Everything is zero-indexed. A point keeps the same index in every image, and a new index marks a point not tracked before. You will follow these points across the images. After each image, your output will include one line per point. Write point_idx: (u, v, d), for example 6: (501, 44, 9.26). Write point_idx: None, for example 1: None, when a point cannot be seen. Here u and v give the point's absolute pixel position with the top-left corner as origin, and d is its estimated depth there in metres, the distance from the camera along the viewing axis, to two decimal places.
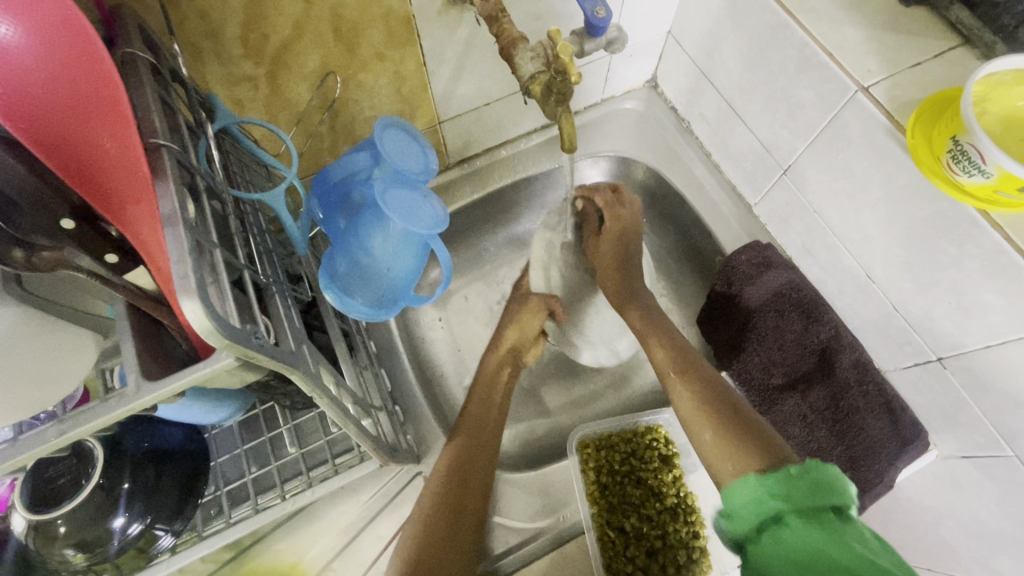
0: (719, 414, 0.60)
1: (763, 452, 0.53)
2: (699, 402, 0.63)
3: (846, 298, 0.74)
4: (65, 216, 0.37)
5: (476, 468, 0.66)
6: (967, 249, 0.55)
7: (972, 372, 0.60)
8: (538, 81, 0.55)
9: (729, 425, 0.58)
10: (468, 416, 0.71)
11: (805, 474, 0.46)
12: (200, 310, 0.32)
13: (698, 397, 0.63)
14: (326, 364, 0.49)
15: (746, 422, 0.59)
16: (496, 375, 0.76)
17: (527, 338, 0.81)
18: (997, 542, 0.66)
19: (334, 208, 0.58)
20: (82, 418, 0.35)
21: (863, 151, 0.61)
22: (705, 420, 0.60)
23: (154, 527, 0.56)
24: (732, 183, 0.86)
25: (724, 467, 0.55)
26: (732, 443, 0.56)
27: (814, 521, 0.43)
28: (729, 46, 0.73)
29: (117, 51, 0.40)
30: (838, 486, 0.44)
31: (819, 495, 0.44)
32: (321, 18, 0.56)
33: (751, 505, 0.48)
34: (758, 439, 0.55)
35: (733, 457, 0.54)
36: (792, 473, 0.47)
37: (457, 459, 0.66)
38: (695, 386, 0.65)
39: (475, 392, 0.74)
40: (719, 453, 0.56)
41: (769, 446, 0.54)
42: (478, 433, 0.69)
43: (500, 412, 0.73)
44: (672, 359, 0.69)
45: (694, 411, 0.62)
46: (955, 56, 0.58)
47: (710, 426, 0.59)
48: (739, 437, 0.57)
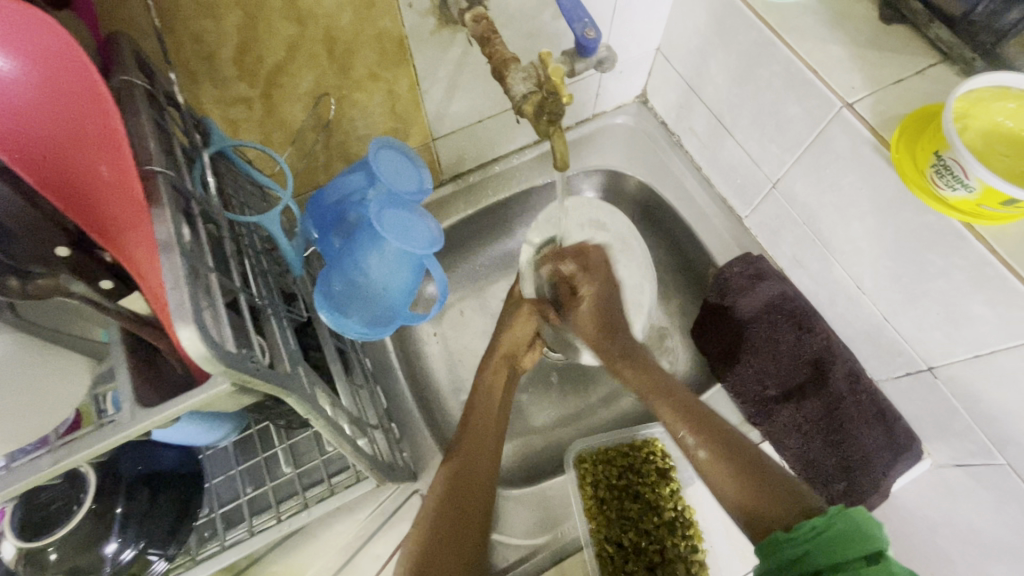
0: (734, 466, 0.59)
1: (795, 507, 0.53)
2: (715, 456, 0.61)
3: (837, 309, 0.75)
4: (62, 244, 0.37)
5: (472, 509, 0.63)
6: (954, 261, 0.56)
7: (962, 381, 0.61)
8: (530, 101, 0.55)
9: (747, 478, 0.57)
10: (466, 432, 0.69)
11: (835, 525, 0.46)
12: (195, 335, 0.32)
13: (713, 451, 0.61)
14: (321, 384, 0.49)
15: (766, 471, 0.58)
16: (491, 398, 0.74)
17: (521, 344, 0.80)
18: (991, 549, 0.66)
19: (329, 228, 0.58)
20: (75, 446, 0.35)
21: (850, 166, 0.62)
22: (724, 475, 0.59)
23: (148, 552, 0.55)
24: (722, 196, 0.87)
25: (757, 526, 0.54)
26: (757, 498, 0.55)
27: (851, 572, 0.44)
28: (717, 62, 0.75)
29: (114, 78, 0.40)
30: (867, 533, 0.45)
31: (851, 547, 0.45)
32: (315, 40, 0.57)
33: (787, 565, 0.48)
34: (781, 491, 0.55)
35: (768, 517, 0.53)
36: (821, 523, 0.47)
37: (449, 493, 0.63)
38: (709, 439, 0.62)
39: (470, 425, 0.70)
40: (750, 509, 0.55)
41: (791, 495, 0.54)
42: (474, 470, 0.66)
43: (490, 446, 0.69)
44: (676, 411, 0.66)
45: (715, 471, 0.60)
46: (935, 73, 0.59)
47: (728, 482, 0.58)
48: (766, 491, 0.55)
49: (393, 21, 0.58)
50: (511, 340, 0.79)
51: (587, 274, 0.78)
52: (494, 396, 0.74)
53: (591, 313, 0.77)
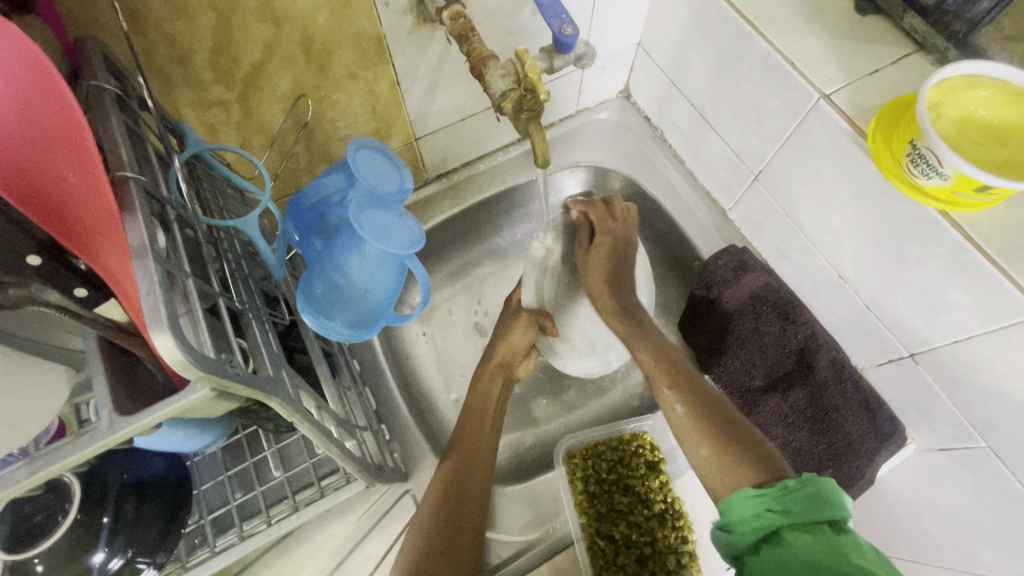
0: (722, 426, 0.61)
1: (761, 468, 0.55)
2: (691, 413, 0.63)
3: (820, 298, 0.76)
4: (32, 252, 0.37)
5: (464, 510, 0.64)
6: (932, 248, 0.56)
7: (942, 366, 0.62)
8: (510, 98, 0.56)
9: (731, 443, 0.59)
10: (461, 434, 0.71)
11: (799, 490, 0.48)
12: (170, 341, 0.32)
13: (690, 409, 0.63)
14: (307, 387, 0.48)
15: (740, 434, 0.60)
16: (485, 413, 0.74)
17: (517, 352, 0.81)
18: (975, 530, 0.67)
19: (309, 230, 0.57)
20: (53, 456, 0.34)
21: (829, 157, 0.63)
22: (707, 432, 0.60)
23: (137, 560, 0.55)
24: (706, 189, 0.88)
25: (722, 482, 0.56)
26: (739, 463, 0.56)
27: (810, 533, 0.46)
28: (697, 55, 0.75)
29: (83, 83, 0.40)
30: (832, 501, 0.47)
31: (813, 509, 0.47)
32: (292, 41, 0.56)
33: (750, 519, 0.50)
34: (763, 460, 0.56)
35: (733, 476, 0.55)
36: (788, 486, 0.49)
37: (441, 502, 0.64)
38: (689, 399, 0.64)
39: (463, 434, 0.71)
40: (719, 467, 0.57)
41: (770, 461, 0.56)
42: (467, 478, 0.66)
43: (483, 457, 0.69)
44: (662, 368, 0.69)
45: (689, 426, 0.62)
46: (911, 63, 0.60)
47: (707, 439, 0.60)
48: (737, 452, 0.57)
49: (370, 21, 0.58)
50: (507, 349, 0.80)
51: (608, 224, 0.79)
52: (490, 400, 0.76)
53: (603, 265, 0.78)
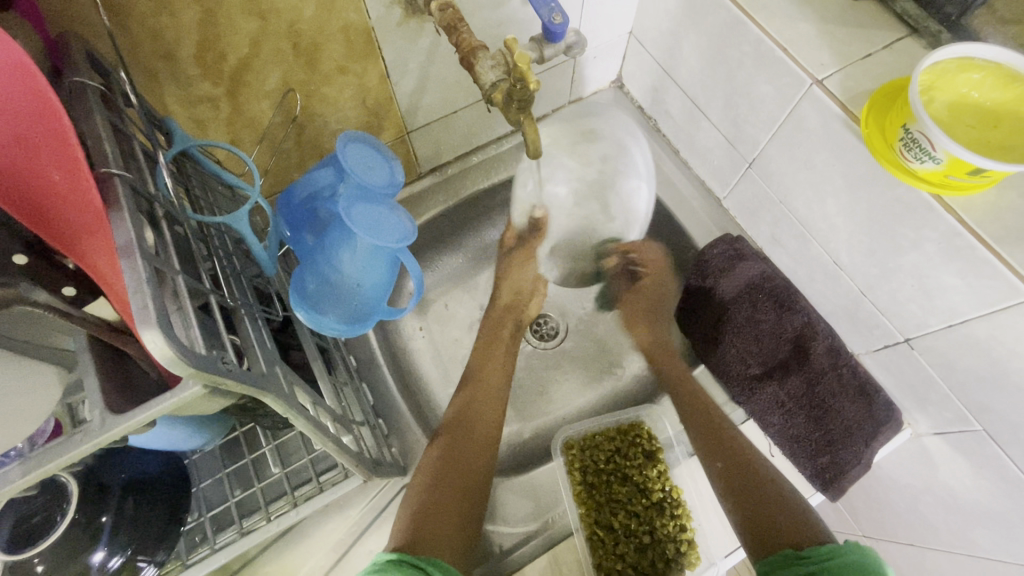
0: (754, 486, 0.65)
1: (802, 523, 0.59)
2: (728, 470, 0.67)
3: (816, 285, 0.76)
4: (18, 252, 0.37)
5: (468, 481, 0.66)
6: (925, 233, 0.56)
7: (937, 351, 0.62)
8: (500, 89, 0.55)
9: (762, 510, 0.62)
10: (461, 416, 0.72)
11: (847, 554, 0.50)
12: (160, 340, 0.31)
13: (728, 467, 0.67)
14: (302, 383, 0.48)
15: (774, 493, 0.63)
16: (490, 381, 0.77)
17: (521, 292, 0.89)
18: (972, 512, 0.68)
19: (301, 226, 0.57)
20: (47, 456, 0.34)
21: (822, 143, 0.62)
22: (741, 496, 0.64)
23: (136, 558, 0.55)
24: (700, 178, 0.88)
25: (768, 541, 0.59)
26: (768, 526, 0.60)
27: None
28: (689, 44, 0.74)
29: (65, 80, 0.39)
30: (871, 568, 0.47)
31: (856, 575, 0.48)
32: (279, 35, 0.56)
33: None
34: (789, 520, 0.60)
35: (781, 533, 0.58)
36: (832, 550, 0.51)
37: (442, 474, 0.65)
38: (725, 454, 0.68)
39: (464, 415, 0.72)
40: (762, 525, 0.60)
41: (804, 513, 0.61)
42: (469, 456, 0.68)
43: (488, 431, 0.72)
44: (702, 426, 0.72)
45: (728, 484, 0.66)
46: (903, 46, 0.59)
47: (748, 500, 0.63)
48: (778, 512, 0.61)
49: (358, 13, 0.58)
50: (512, 288, 0.88)
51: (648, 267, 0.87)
52: (497, 367, 0.79)
53: (643, 304, 0.88)
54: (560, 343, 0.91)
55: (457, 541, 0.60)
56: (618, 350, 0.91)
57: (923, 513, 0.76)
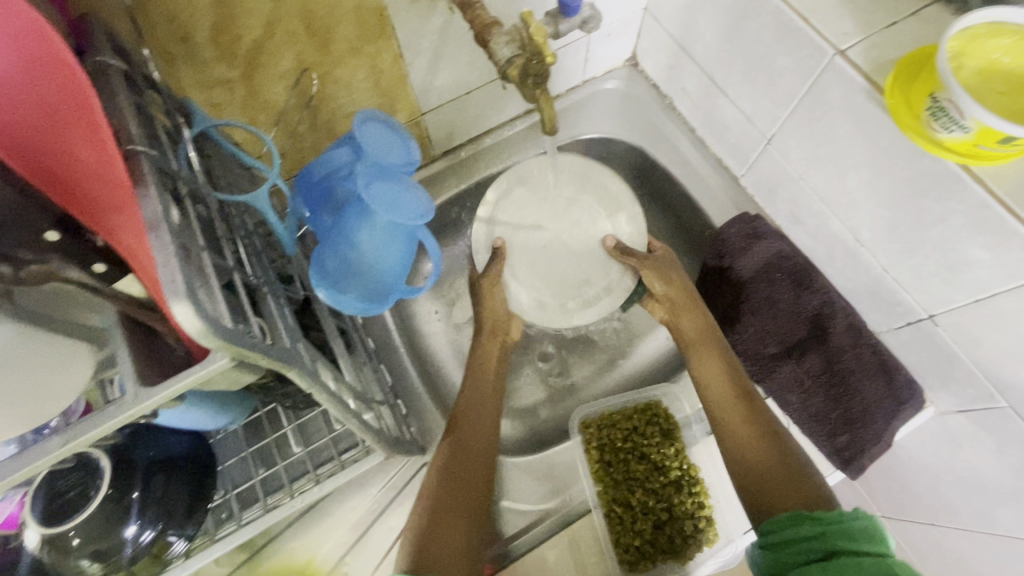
0: (764, 436, 0.60)
1: (805, 486, 0.54)
2: (743, 419, 0.63)
3: (835, 263, 0.75)
4: (48, 229, 0.39)
5: (462, 489, 0.63)
6: (951, 205, 0.55)
7: (962, 327, 0.61)
8: (516, 65, 0.54)
9: (763, 465, 0.57)
10: (457, 416, 0.69)
11: (850, 521, 0.46)
12: (190, 311, 0.32)
13: (742, 414, 0.63)
14: (322, 360, 0.49)
15: (783, 452, 0.58)
16: (482, 383, 0.74)
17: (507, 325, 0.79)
18: (996, 491, 0.67)
19: (318, 205, 0.57)
20: (83, 427, 0.35)
21: (843, 116, 0.61)
22: (754, 449, 0.59)
23: (167, 533, 0.57)
24: (717, 156, 0.86)
25: (769, 501, 0.54)
26: (763, 480, 0.56)
27: (856, 558, 0.43)
28: (705, 18, 0.73)
29: (89, 60, 0.39)
30: (879, 535, 0.45)
31: (863, 540, 0.45)
32: (293, 16, 0.56)
33: (795, 544, 0.48)
34: (788, 476, 0.56)
35: (782, 493, 0.54)
36: (836, 515, 0.47)
37: (446, 477, 0.63)
38: (742, 405, 0.64)
39: (460, 413, 0.69)
40: (762, 487, 0.56)
41: (808, 477, 0.55)
42: (470, 457, 0.66)
43: (482, 431, 0.69)
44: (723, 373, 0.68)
45: (736, 432, 0.62)
46: (929, 14, 0.57)
47: (753, 449, 0.59)
48: (786, 473, 0.56)
49: None
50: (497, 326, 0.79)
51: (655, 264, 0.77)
52: (486, 371, 0.75)
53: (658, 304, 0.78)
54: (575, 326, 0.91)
55: (461, 558, 0.57)
56: (632, 332, 0.91)
57: (944, 492, 0.75)
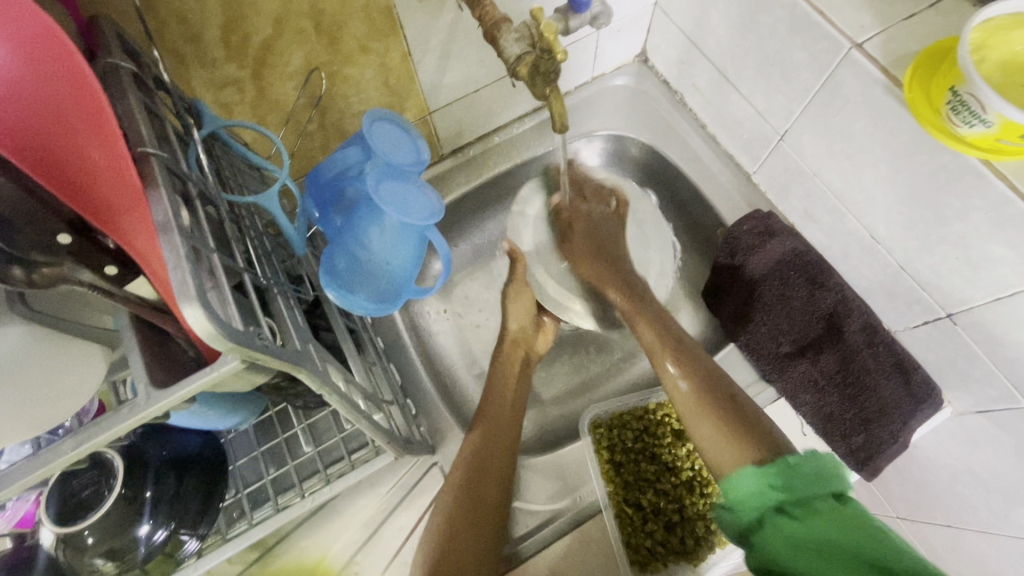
0: (729, 418, 0.59)
1: (759, 435, 0.57)
2: (697, 391, 0.63)
3: (851, 261, 0.74)
4: (62, 231, 0.38)
5: (488, 495, 0.64)
6: (972, 201, 0.54)
7: (982, 326, 0.60)
8: (525, 62, 0.54)
9: (735, 430, 0.58)
10: (483, 417, 0.71)
11: (801, 464, 0.50)
12: (200, 314, 0.32)
13: (695, 386, 0.64)
14: (333, 361, 0.49)
15: (731, 405, 0.61)
16: (505, 395, 0.74)
17: (527, 328, 0.83)
18: (1015, 493, 0.66)
19: (328, 206, 0.57)
20: (96, 430, 0.35)
21: (860, 111, 0.60)
22: (707, 414, 0.61)
23: (179, 532, 0.58)
24: (729, 153, 0.85)
25: (727, 453, 0.56)
26: (731, 439, 0.57)
27: (813, 504, 0.47)
28: (718, 12, 0.72)
29: (99, 61, 0.39)
30: (831, 474, 0.49)
31: (815, 483, 0.48)
32: (302, 14, 0.55)
33: (752, 497, 0.50)
34: (747, 430, 0.57)
35: (733, 445, 0.56)
36: (790, 462, 0.51)
37: (470, 482, 0.64)
38: (694, 375, 0.65)
39: (486, 412, 0.71)
40: (725, 443, 0.57)
41: (761, 428, 0.58)
42: (494, 460, 0.67)
43: (508, 429, 0.70)
44: (670, 348, 0.69)
45: (694, 403, 0.62)
46: (950, 5, 0.56)
47: (709, 416, 0.60)
48: (735, 420, 0.59)
49: None
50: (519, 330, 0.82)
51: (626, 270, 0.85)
52: (509, 385, 0.75)
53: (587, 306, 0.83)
54: None
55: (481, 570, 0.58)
56: None
57: (961, 494, 0.74)
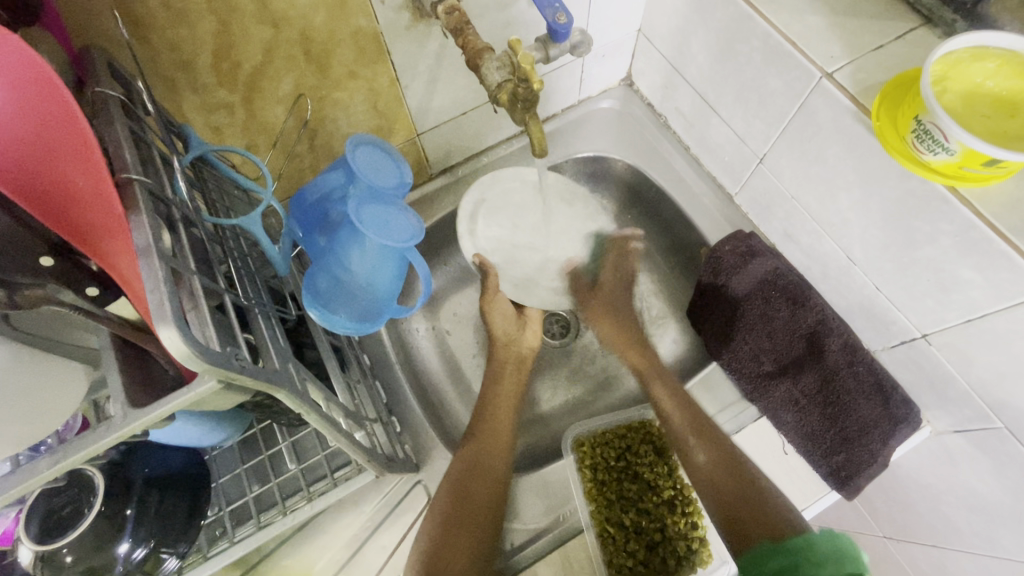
0: (748, 495, 0.70)
1: (773, 516, 0.67)
2: (714, 459, 0.72)
3: (830, 281, 0.75)
4: (44, 254, 0.38)
5: (476, 492, 0.69)
6: (941, 226, 0.55)
7: (956, 348, 0.61)
8: (505, 90, 0.56)
9: (754, 510, 0.69)
10: (482, 418, 0.78)
11: (821, 545, 0.56)
12: (176, 336, 0.33)
13: (712, 456, 0.72)
14: (314, 381, 0.49)
15: (742, 478, 0.71)
16: (502, 398, 0.81)
17: (511, 325, 0.87)
18: (995, 513, 0.66)
19: (313, 228, 0.59)
20: (72, 448, 0.36)
21: (833, 136, 0.62)
22: (728, 488, 0.70)
23: (160, 550, 0.57)
24: (711, 175, 0.87)
25: (745, 539, 0.67)
26: (750, 522, 0.68)
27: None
28: (697, 40, 0.74)
29: (88, 90, 0.41)
30: (848, 555, 0.53)
31: (827, 562, 0.54)
32: (291, 42, 0.57)
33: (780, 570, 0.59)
34: (763, 513, 0.68)
35: (760, 529, 0.67)
36: (813, 541, 0.58)
37: (467, 480, 0.70)
38: (710, 444, 0.73)
39: (485, 418, 0.78)
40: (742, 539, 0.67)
41: (774, 506, 0.68)
42: (491, 464, 0.72)
43: (504, 433, 0.77)
44: (684, 414, 0.76)
45: (712, 472, 0.71)
46: (917, 37, 0.58)
47: (728, 498, 0.70)
48: (754, 498, 0.69)
49: (367, 19, 0.59)
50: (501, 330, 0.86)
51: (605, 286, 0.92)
52: (502, 388, 0.82)
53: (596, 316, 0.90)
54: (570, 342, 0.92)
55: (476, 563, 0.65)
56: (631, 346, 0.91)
57: (945, 514, 0.74)
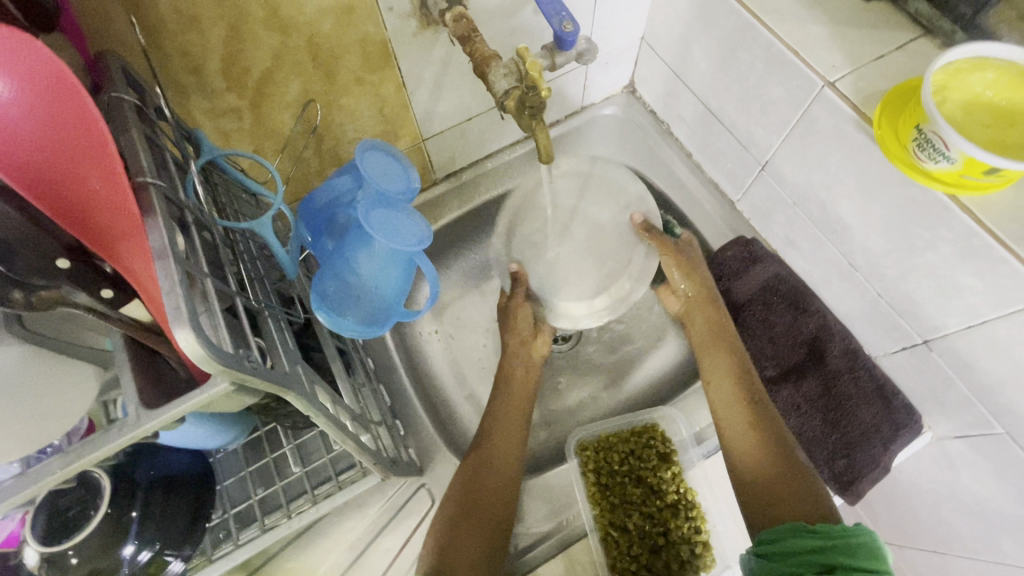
0: (779, 464, 0.62)
1: (805, 494, 0.59)
2: (754, 423, 0.66)
3: (832, 288, 0.76)
4: (60, 254, 0.39)
5: (487, 488, 0.67)
6: (941, 233, 0.56)
7: (958, 353, 0.61)
8: (512, 96, 0.56)
9: (778, 483, 0.60)
10: (492, 411, 0.74)
11: (851, 536, 0.50)
12: (191, 337, 0.33)
13: (755, 420, 0.66)
14: (322, 383, 0.50)
15: (783, 451, 0.63)
16: (517, 391, 0.77)
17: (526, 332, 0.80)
18: (997, 518, 0.67)
19: (322, 231, 0.60)
20: (86, 449, 0.36)
21: (834, 144, 0.63)
22: (762, 456, 0.63)
23: (164, 553, 0.57)
24: (713, 181, 0.88)
25: (762, 515, 0.59)
26: (774, 500, 0.59)
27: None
28: (700, 48, 0.75)
29: (104, 94, 0.42)
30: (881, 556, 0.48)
31: (862, 555, 0.48)
32: (299, 48, 0.58)
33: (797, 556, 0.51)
34: (796, 489, 0.59)
35: (784, 504, 0.58)
36: (848, 529, 0.50)
37: (474, 475, 0.68)
38: (753, 408, 0.67)
39: (495, 412, 0.74)
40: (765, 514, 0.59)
41: (807, 483, 0.60)
42: (498, 459, 0.70)
43: (517, 428, 0.73)
44: (733, 372, 0.71)
45: (748, 435, 0.65)
46: (915, 47, 0.59)
47: (759, 465, 0.63)
48: (786, 471, 0.61)
49: (376, 26, 0.60)
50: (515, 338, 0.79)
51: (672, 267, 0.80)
52: (518, 381, 0.78)
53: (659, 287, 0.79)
54: (574, 346, 0.92)
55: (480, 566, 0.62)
56: (633, 351, 0.91)
57: (946, 520, 0.74)
